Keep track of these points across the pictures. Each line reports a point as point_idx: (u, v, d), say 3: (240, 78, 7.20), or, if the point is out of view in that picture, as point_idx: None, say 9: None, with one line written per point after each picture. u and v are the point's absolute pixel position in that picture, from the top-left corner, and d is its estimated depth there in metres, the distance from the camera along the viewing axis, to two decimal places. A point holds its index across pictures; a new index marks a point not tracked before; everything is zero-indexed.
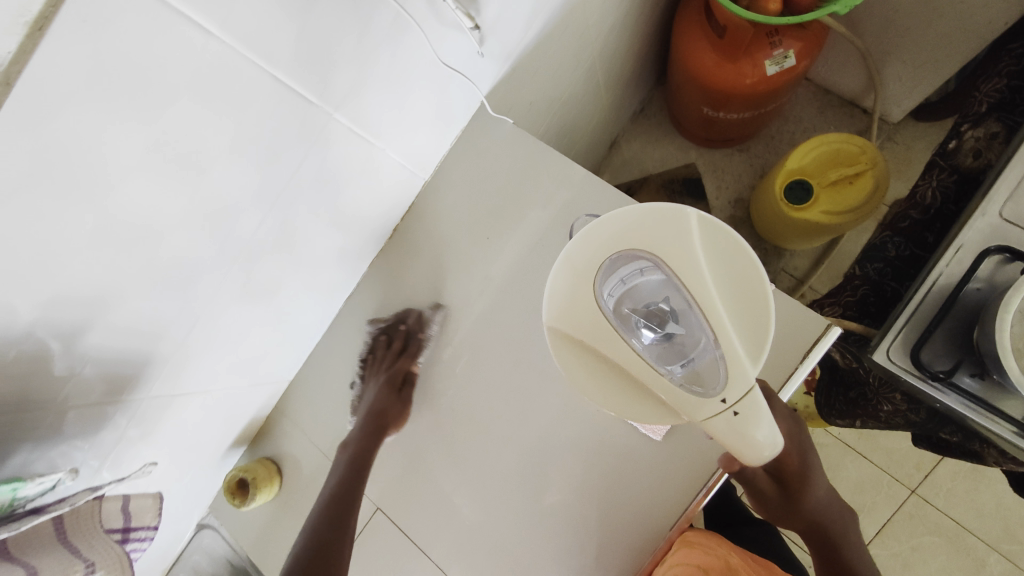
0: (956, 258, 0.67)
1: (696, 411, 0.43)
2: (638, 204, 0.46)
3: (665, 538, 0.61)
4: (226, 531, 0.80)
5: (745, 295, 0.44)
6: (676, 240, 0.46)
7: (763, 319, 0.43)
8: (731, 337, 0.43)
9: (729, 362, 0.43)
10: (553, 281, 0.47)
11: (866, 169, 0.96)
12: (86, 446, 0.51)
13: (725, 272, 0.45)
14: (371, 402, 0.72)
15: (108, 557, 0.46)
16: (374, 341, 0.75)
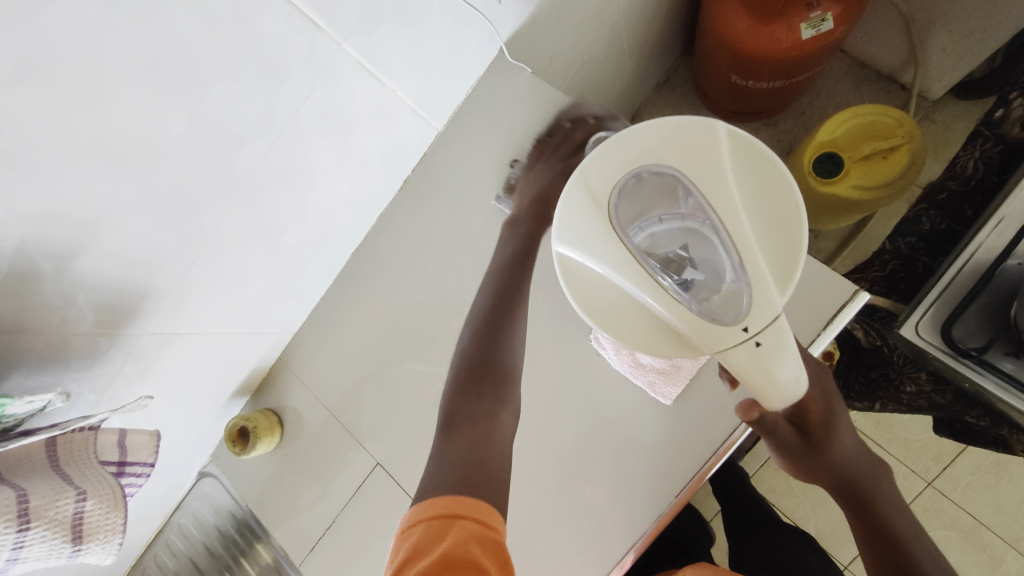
0: (995, 231, 0.63)
1: (717, 341, 0.40)
2: (670, 117, 0.42)
3: (671, 505, 0.58)
4: (226, 480, 0.80)
5: (776, 219, 0.40)
6: (705, 159, 0.42)
7: (795, 242, 0.39)
8: (758, 263, 0.40)
9: (755, 289, 0.40)
10: (564, 204, 0.44)
11: (901, 143, 0.90)
12: (84, 377, 0.50)
13: (757, 194, 0.41)
14: (535, 187, 0.67)
15: (101, 486, 0.46)
16: (553, 128, 0.68)
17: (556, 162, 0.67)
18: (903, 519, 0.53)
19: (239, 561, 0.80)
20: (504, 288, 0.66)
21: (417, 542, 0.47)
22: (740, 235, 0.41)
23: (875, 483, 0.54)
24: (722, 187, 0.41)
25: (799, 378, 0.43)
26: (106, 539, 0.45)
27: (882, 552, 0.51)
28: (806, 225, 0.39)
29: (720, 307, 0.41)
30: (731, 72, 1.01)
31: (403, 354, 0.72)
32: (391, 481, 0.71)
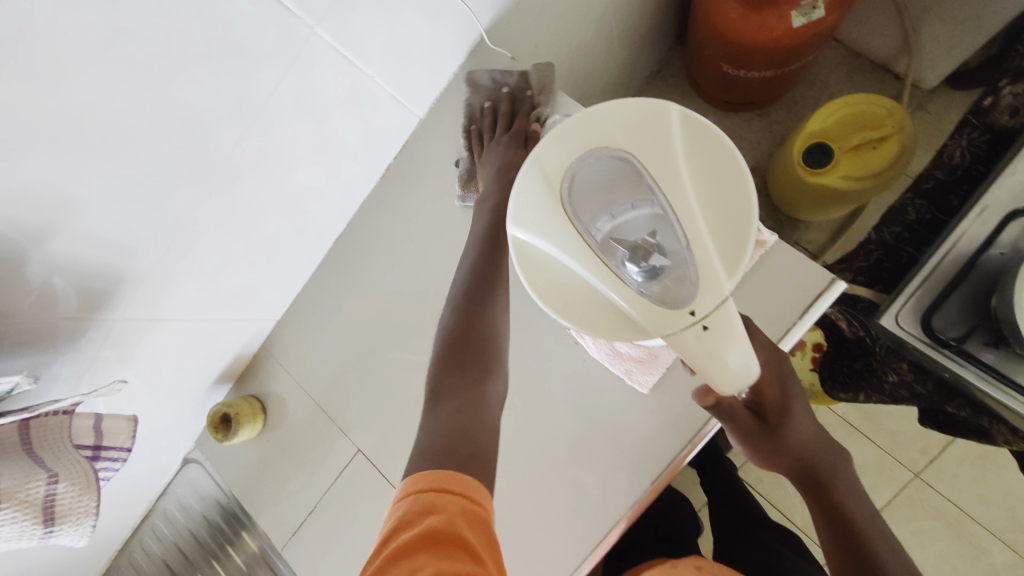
0: (979, 219, 0.62)
1: (664, 325, 0.39)
2: (623, 99, 0.42)
3: (644, 494, 0.59)
4: (210, 467, 0.81)
5: (727, 203, 0.40)
6: (657, 143, 0.42)
7: (744, 224, 0.39)
8: (706, 247, 0.39)
9: (702, 272, 0.39)
10: (519, 187, 0.43)
11: (891, 133, 0.90)
12: (60, 362, 0.51)
13: (707, 177, 0.40)
14: (495, 165, 0.63)
15: (74, 470, 0.46)
16: (475, 111, 0.68)
17: (504, 130, 0.65)
18: (860, 507, 0.52)
19: (223, 547, 0.80)
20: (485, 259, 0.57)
21: (404, 514, 0.39)
22: (689, 218, 0.40)
23: (835, 470, 0.54)
24: (674, 171, 0.41)
25: (749, 362, 0.43)
26: (79, 522, 0.45)
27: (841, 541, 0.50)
28: (755, 207, 0.38)
29: (670, 291, 0.40)
30: (722, 61, 1.00)
31: (385, 342, 0.72)
32: (372, 468, 0.72)
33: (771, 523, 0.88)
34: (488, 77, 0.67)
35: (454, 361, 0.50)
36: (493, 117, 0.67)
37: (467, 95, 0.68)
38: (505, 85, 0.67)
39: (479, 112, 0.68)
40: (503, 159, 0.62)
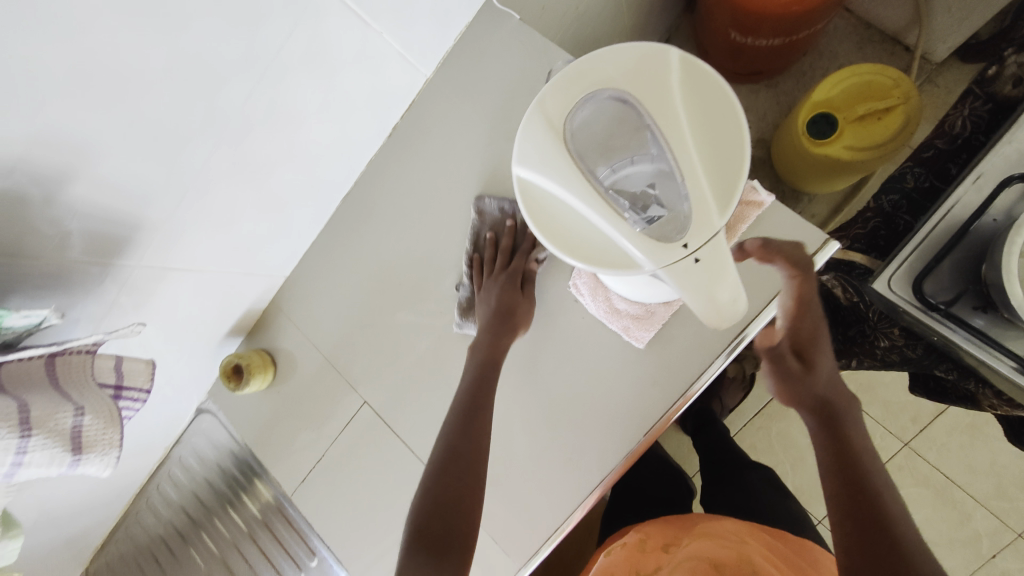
0: (975, 186, 0.63)
1: (658, 257, 0.40)
2: (623, 47, 0.44)
3: (638, 441, 0.62)
4: (223, 417, 0.84)
5: (721, 145, 0.41)
6: (655, 86, 0.43)
7: (736, 164, 0.40)
8: (699, 183, 0.41)
9: (696, 207, 0.41)
10: (524, 131, 0.45)
11: (898, 103, 0.88)
12: (80, 305, 0.53)
13: (704, 120, 0.42)
14: (493, 300, 0.65)
15: (98, 405, 0.48)
16: (477, 239, 0.70)
17: (502, 267, 0.67)
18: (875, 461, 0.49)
19: (238, 494, 0.84)
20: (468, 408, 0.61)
21: None
22: (686, 156, 0.41)
23: (853, 417, 0.52)
24: (672, 113, 0.42)
25: (738, 300, 0.44)
26: (104, 452, 0.48)
27: (844, 469, 0.48)
28: (746, 151, 0.40)
29: (665, 227, 0.42)
30: (730, 28, 0.99)
31: (391, 299, 0.75)
32: (379, 419, 0.75)
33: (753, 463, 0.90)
34: (496, 207, 0.69)
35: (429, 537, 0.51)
36: (495, 250, 0.69)
37: (473, 219, 0.70)
38: (510, 216, 0.69)
39: (483, 241, 0.70)
40: (497, 302, 0.65)
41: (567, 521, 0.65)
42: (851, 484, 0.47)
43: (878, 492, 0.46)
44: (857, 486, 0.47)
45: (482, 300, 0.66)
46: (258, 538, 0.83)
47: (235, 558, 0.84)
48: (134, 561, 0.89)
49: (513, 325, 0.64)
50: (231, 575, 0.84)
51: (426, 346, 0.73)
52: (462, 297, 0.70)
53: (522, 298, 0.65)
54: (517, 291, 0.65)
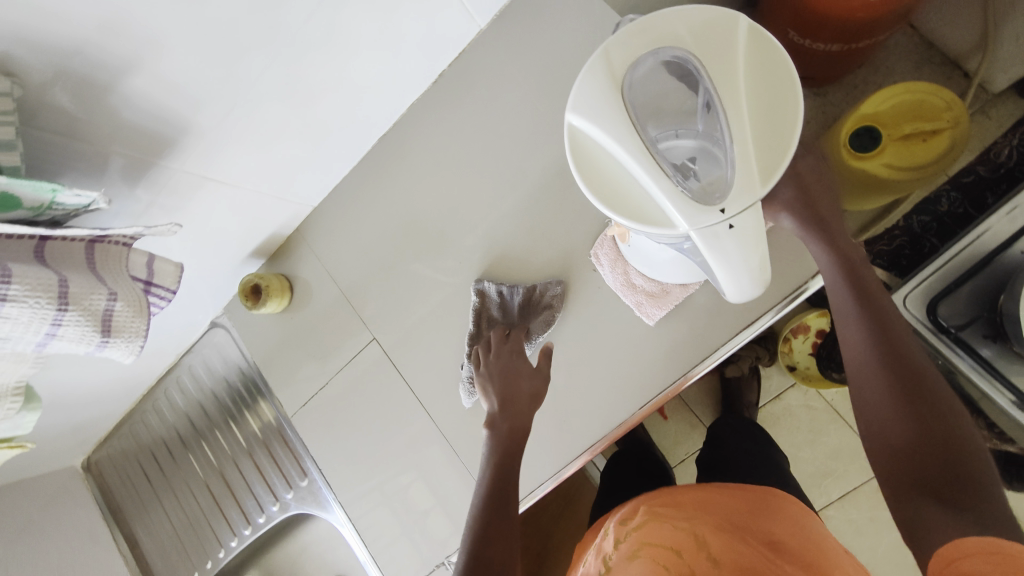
0: (1008, 216, 0.63)
1: (695, 220, 0.42)
2: (697, 6, 0.43)
3: (639, 409, 0.64)
4: (236, 333, 0.86)
5: (774, 119, 0.42)
6: (721, 51, 0.43)
7: (785, 143, 0.41)
8: (748, 153, 0.41)
9: (740, 178, 0.41)
10: (584, 76, 0.45)
11: (946, 127, 0.80)
12: (120, 196, 0.55)
13: (763, 97, 0.42)
14: (499, 372, 0.62)
15: (129, 295, 0.51)
16: (478, 315, 0.70)
17: (502, 343, 0.65)
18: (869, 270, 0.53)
19: (241, 409, 0.88)
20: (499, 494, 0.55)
21: None
22: (740, 126, 0.42)
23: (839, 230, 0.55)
24: (733, 83, 0.42)
25: (764, 273, 0.47)
26: (129, 339, 0.50)
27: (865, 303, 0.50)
28: (797, 133, 0.41)
29: (706, 191, 0.43)
30: (789, 28, 0.92)
31: (414, 244, 0.76)
32: (386, 358, 0.77)
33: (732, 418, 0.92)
34: (497, 291, 0.70)
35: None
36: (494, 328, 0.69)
37: (475, 303, 0.70)
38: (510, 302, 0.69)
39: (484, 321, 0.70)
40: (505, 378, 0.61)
41: (559, 473, 0.67)
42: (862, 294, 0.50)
43: (881, 300, 0.50)
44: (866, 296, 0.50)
45: (489, 390, 0.62)
46: (254, 455, 0.86)
47: (231, 469, 0.88)
48: (136, 457, 0.93)
49: (523, 401, 0.61)
50: (225, 482, 0.88)
51: (441, 295, 0.74)
52: (467, 378, 0.70)
53: (531, 373, 0.62)
54: (528, 375, 0.62)
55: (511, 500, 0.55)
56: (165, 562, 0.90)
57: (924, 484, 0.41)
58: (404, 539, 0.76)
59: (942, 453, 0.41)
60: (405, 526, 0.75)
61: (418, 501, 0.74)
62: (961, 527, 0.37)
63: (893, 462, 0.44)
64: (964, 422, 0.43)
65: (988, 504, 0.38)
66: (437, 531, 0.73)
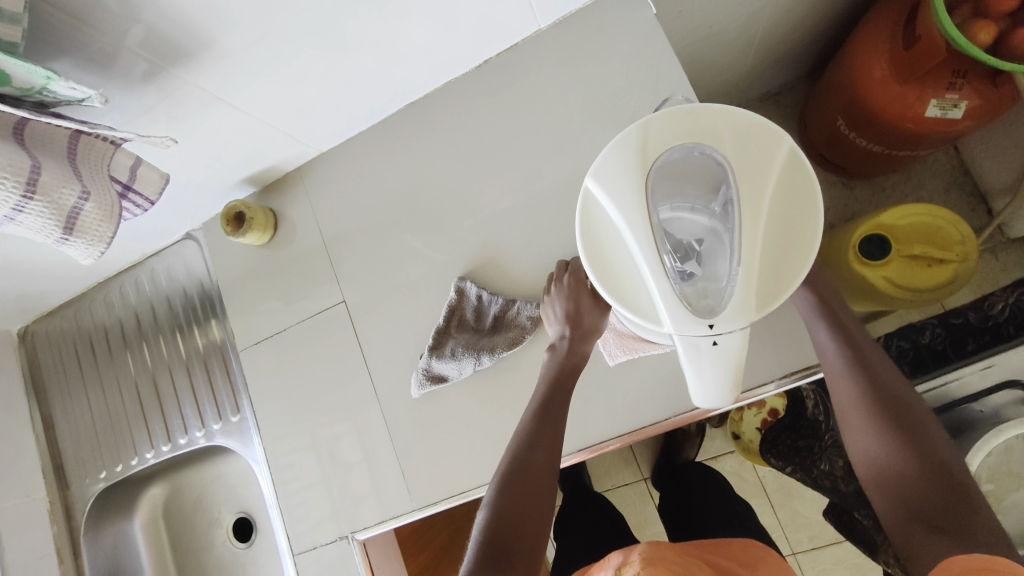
0: (980, 372, 0.68)
1: (682, 323, 0.43)
2: (748, 113, 0.43)
3: (601, 442, 0.65)
4: (207, 252, 0.84)
5: (784, 247, 0.42)
6: (756, 165, 0.43)
7: (788, 280, 0.41)
8: (750, 272, 0.42)
9: (737, 299, 0.42)
10: (616, 144, 0.45)
11: (953, 260, 0.86)
12: (118, 92, 0.52)
13: (780, 222, 0.42)
14: (563, 308, 0.62)
15: (104, 197, 0.49)
16: (451, 312, 0.70)
17: (573, 282, 0.63)
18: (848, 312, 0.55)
19: (191, 326, 0.86)
20: (538, 424, 0.57)
21: None
22: (752, 246, 0.42)
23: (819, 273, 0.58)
24: (757, 200, 0.43)
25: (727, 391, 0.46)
26: (90, 242, 0.49)
27: (849, 345, 0.52)
28: (802, 273, 0.41)
29: (703, 300, 0.43)
30: (841, 116, 0.93)
31: (409, 219, 0.75)
32: (348, 321, 0.76)
33: (711, 473, 0.97)
34: (476, 294, 0.69)
35: (497, 550, 0.49)
36: (474, 324, 0.70)
37: (452, 299, 0.70)
38: (486, 309, 0.69)
39: (459, 318, 0.70)
40: (571, 312, 0.62)
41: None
42: (847, 338, 0.53)
43: (862, 344, 0.52)
44: (850, 339, 0.53)
45: (554, 318, 0.63)
46: (193, 376, 0.85)
47: (165, 382, 0.87)
48: (72, 343, 0.91)
49: (584, 335, 0.61)
50: (157, 393, 0.87)
51: (421, 279, 0.74)
52: (423, 369, 0.70)
53: (599, 311, 0.62)
54: (592, 309, 0.61)
55: (551, 434, 0.57)
56: (76, 454, 0.89)
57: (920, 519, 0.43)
58: (314, 499, 0.76)
59: (933, 487, 0.44)
60: (320, 488, 0.76)
61: (338, 470, 0.75)
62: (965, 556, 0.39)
63: (891, 500, 0.46)
64: (948, 455, 0.46)
65: (975, 524, 0.41)
66: (350, 501, 0.74)
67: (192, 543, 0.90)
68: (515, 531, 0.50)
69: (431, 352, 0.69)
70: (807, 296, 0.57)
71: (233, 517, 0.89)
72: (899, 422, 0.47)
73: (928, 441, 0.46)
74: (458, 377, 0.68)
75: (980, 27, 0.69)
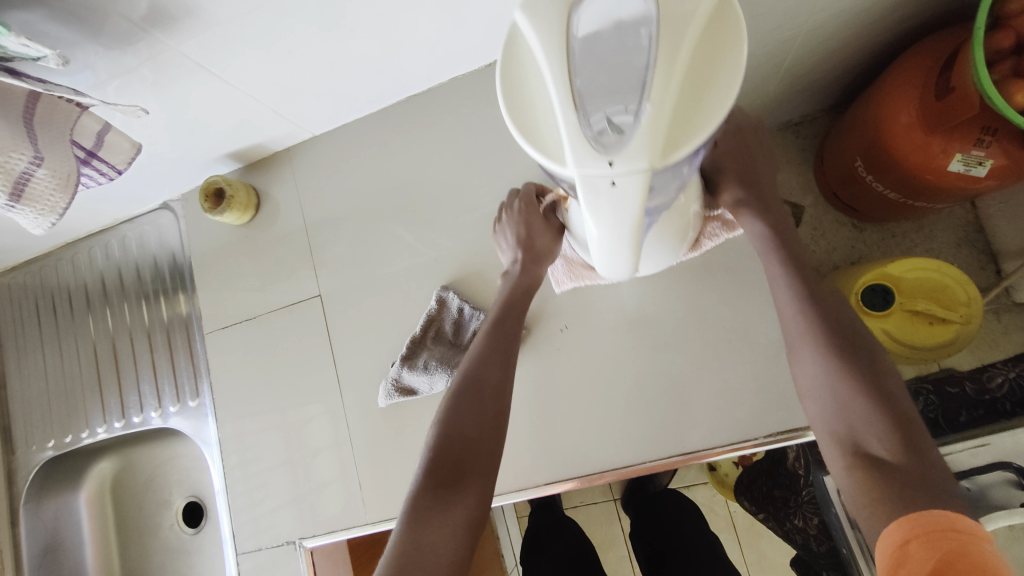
0: (971, 450, 0.62)
1: (575, 158, 0.32)
2: None
3: (591, 475, 0.64)
4: (183, 224, 0.80)
5: (705, 91, 0.32)
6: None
7: (701, 125, 0.32)
8: (665, 103, 0.31)
9: (643, 129, 0.31)
10: None
11: (955, 321, 0.83)
12: (91, 51, 0.48)
13: (707, 56, 0.32)
14: (515, 230, 0.60)
15: (61, 163, 0.45)
16: (429, 323, 0.67)
17: (527, 207, 0.60)
18: (789, 232, 0.54)
19: (158, 297, 0.82)
20: (495, 341, 0.56)
21: None
22: (669, 75, 0.31)
23: (766, 192, 0.56)
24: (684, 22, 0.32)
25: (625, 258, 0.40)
26: (41, 211, 0.45)
27: (795, 269, 0.51)
28: (717, 120, 0.32)
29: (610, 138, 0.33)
30: (859, 157, 0.90)
31: (399, 216, 0.72)
32: (323, 316, 0.73)
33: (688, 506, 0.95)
34: (457, 307, 0.66)
35: (442, 469, 0.49)
36: (450, 337, 0.67)
37: (431, 309, 0.67)
38: (465, 323, 0.66)
39: (436, 330, 0.67)
40: (522, 236, 0.59)
41: (494, 504, 0.67)
42: (793, 262, 0.51)
43: (806, 269, 0.51)
44: (796, 263, 0.51)
45: (507, 246, 0.61)
46: (155, 351, 0.81)
47: (125, 353, 0.83)
48: (34, 300, 0.86)
49: (535, 257, 0.58)
50: (116, 363, 0.83)
51: (404, 283, 0.71)
52: (393, 379, 0.66)
53: (550, 234, 0.58)
54: (544, 232, 0.58)
55: (507, 344, 0.56)
56: (25, 418, 0.85)
57: (861, 454, 0.44)
58: (265, 498, 0.73)
59: (878, 423, 0.43)
60: (273, 486, 0.73)
61: (294, 470, 0.72)
62: (901, 496, 0.40)
63: (834, 434, 0.46)
64: (891, 379, 0.45)
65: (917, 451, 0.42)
66: (300, 502, 0.71)
67: (139, 523, 0.87)
68: (464, 453, 0.50)
69: (403, 362, 0.66)
70: (750, 215, 0.55)
71: (183, 501, 0.86)
72: (849, 354, 0.46)
73: (879, 373, 0.45)
74: (429, 391, 0.65)
75: (1019, 88, 0.65)
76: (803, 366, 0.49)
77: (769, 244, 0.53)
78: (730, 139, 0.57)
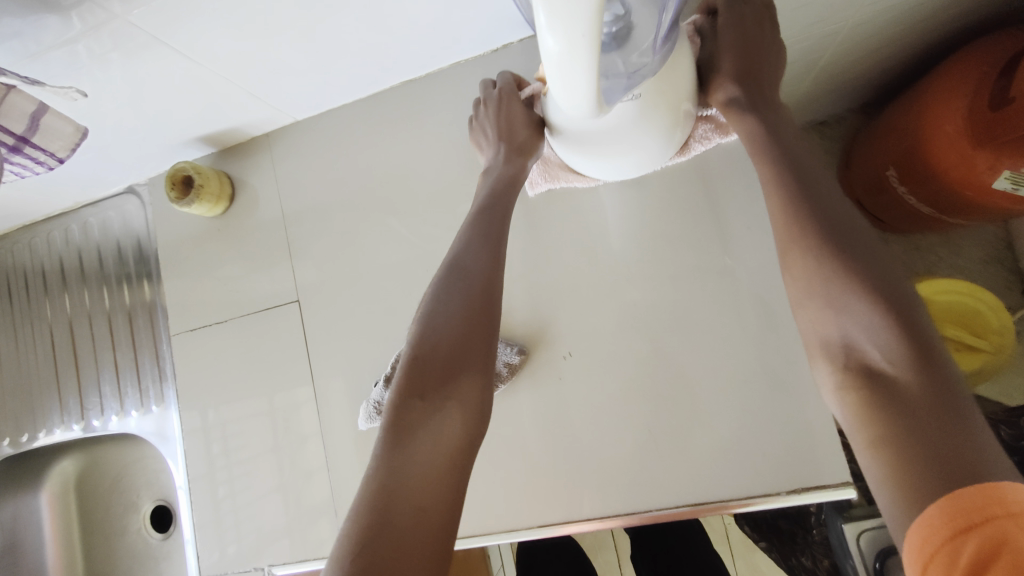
0: None
1: None
2: None
3: (604, 519, 0.58)
4: (150, 211, 0.72)
5: None
6: None
7: None
8: None
9: None
10: None
11: (984, 348, 0.77)
12: (21, 18, 0.40)
13: None
14: (492, 123, 0.52)
15: None
16: None
17: (507, 98, 0.52)
18: (796, 138, 0.43)
19: (123, 289, 0.75)
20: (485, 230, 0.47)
21: None
22: None
23: (773, 99, 0.45)
24: None
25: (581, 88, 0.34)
26: None
27: (792, 164, 0.41)
28: None
29: None
30: (892, 164, 0.82)
31: (387, 217, 0.64)
32: (301, 323, 0.67)
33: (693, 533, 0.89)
34: None
35: (427, 377, 0.40)
36: None
37: None
38: None
39: None
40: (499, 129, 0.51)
41: (486, 542, 0.61)
42: (794, 159, 0.41)
43: (811, 168, 0.41)
44: (797, 159, 0.41)
45: (487, 143, 0.54)
46: (118, 347, 0.75)
47: (87, 347, 0.76)
48: None
49: (515, 154, 0.51)
50: (75, 358, 0.77)
51: (390, 293, 0.64)
52: (375, 402, 0.60)
53: (529, 128, 0.50)
54: (523, 126, 0.50)
55: (497, 233, 0.47)
56: None
57: (859, 377, 0.35)
58: (233, 517, 0.68)
59: (883, 335, 0.34)
60: (243, 502, 0.67)
61: (266, 487, 0.66)
62: (916, 430, 0.31)
63: (828, 351, 0.37)
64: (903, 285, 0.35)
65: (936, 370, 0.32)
66: (271, 521, 0.66)
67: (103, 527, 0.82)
68: (452, 359, 0.41)
69: (386, 383, 0.60)
70: (746, 111, 0.44)
71: (151, 506, 0.80)
72: (853, 256, 0.37)
73: (887, 275, 0.36)
74: None
75: None
76: (791, 273, 0.39)
77: (764, 138, 0.43)
78: (733, 32, 0.45)
